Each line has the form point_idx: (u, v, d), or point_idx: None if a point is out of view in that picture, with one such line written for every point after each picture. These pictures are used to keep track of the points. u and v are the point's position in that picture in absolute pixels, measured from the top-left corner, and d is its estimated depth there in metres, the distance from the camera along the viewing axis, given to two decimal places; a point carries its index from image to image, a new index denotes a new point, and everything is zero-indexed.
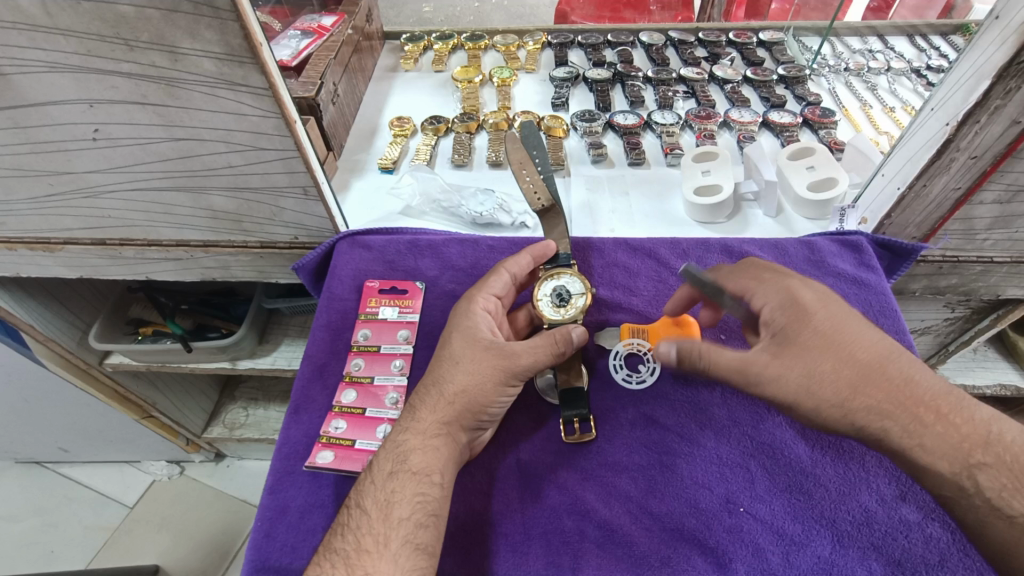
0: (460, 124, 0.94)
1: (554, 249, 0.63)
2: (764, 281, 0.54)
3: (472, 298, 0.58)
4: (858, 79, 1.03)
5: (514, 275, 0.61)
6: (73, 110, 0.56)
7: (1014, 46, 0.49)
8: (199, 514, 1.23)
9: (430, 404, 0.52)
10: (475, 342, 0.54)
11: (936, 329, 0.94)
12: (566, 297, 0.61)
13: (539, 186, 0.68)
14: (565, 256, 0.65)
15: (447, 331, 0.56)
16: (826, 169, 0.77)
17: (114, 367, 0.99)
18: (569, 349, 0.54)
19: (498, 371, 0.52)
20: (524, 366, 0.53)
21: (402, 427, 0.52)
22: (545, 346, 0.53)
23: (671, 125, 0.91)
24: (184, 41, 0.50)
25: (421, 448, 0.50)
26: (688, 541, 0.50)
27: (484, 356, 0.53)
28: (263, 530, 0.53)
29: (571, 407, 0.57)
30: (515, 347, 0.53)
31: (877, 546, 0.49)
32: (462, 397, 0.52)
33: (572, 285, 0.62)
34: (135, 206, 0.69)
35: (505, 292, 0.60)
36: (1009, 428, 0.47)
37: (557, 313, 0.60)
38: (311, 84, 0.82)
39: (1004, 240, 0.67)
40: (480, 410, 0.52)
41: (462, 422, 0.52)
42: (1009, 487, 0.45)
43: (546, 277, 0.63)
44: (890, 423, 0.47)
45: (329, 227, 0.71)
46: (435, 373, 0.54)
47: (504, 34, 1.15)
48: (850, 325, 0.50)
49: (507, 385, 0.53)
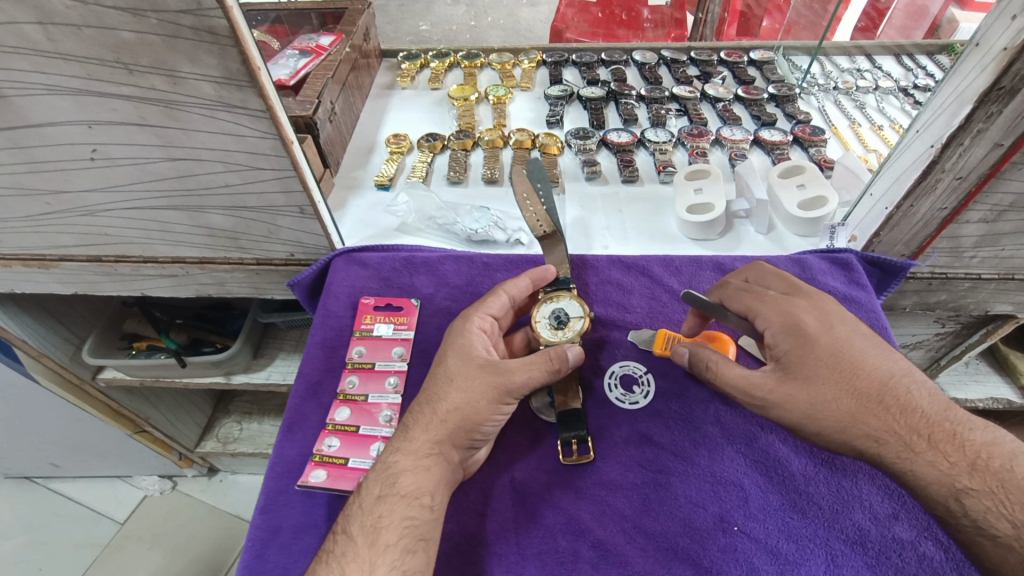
0: (456, 142, 0.95)
1: (553, 273, 0.64)
2: (767, 304, 0.56)
3: (468, 317, 0.58)
4: (847, 97, 1.04)
5: (513, 297, 0.61)
6: (71, 131, 0.56)
7: (994, 72, 0.50)
8: (191, 530, 1.22)
9: (422, 423, 0.52)
10: (470, 360, 0.55)
11: (927, 344, 0.95)
12: (564, 320, 0.61)
13: (541, 214, 0.69)
14: (563, 279, 0.66)
15: (443, 349, 0.57)
16: (816, 187, 0.78)
17: (107, 382, 0.99)
18: (563, 366, 0.53)
19: (492, 389, 0.53)
20: (518, 384, 0.53)
21: (393, 447, 0.52)
22: (541, 363, 0.53)
23: (664, 143, 0.92)
24: (184, 65, 0.50)
25: (412, 469, 0.50)
26: (683, 560, 0.50)
27: (479, 373, 0.53)
28: (255, 550, 0.53)
29: (569, 428, 0.58)
30: (509, 365, 0.53)
31: (870, 565, 0.49)
32: (454, 415, 0.52)
33: (570, 307, 0.62)
34: (131, 224, 0.69)
35: (502, 313, 0.60)
36: (1001, 453, 0.46)
37: (554, 335, 0.60)
38: (308, 103, 0.83)
39: (991, 257, 0.68)
40: (473, 429, 0.52)
41: (454, 440, 0.52)
42: (994, 511, 0.44)
43: (543, 301, 0.63)
44: (885, 449, 0.48)
45: (325, 244, 0.72)
46: (430, 391, 0.54)
47: (500, 53, 1.17)
48: (850, 352, 0.51)
49: (501, 403, 0.53)
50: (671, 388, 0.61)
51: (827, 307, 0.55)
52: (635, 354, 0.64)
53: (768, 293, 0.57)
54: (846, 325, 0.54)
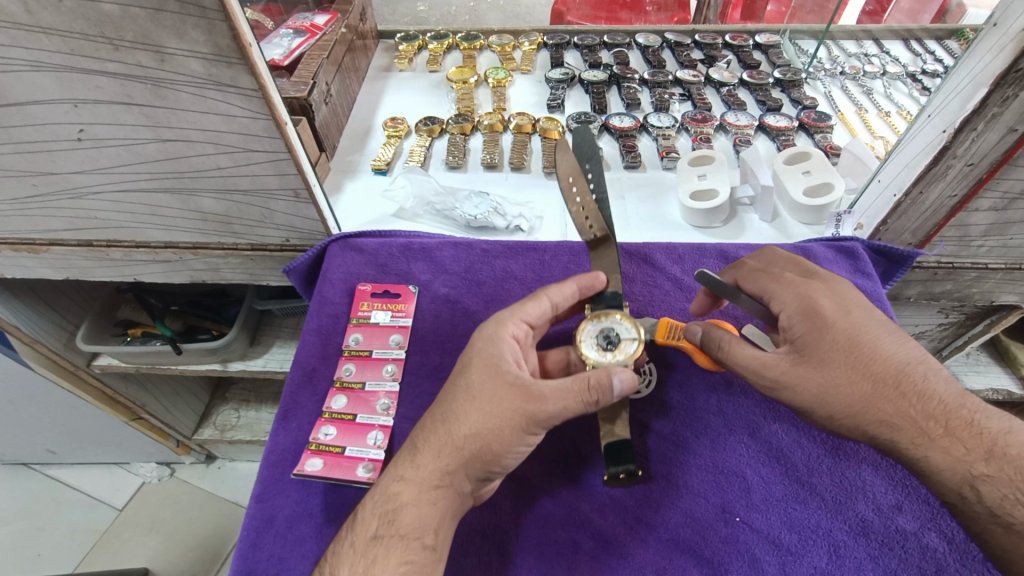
0: (455, 126, 0.93)
1: (603, 283, 0.58)
2: (783, 286, 0.54)
3: (503, 322, 0.54)
4: (854, 82, 1.02)
5: (554, 305, 0.56)
6: (56, 110, 0.55)
7: (1012, 53, 0.48)
8: (189, 516, 1.22)
9: (434, 448, 0.49)
10: (497, 375, 0.50)
11: (929, 335, 0.94)
12: (614, 340, 0.55)
13: (590, 209, 0.62)
14: (613, 292, 0.59)
15: (468, 355, 0.53)
16: (822, 174, 0.76)
17: (101, 369, 0.98)
18: (602, 400, 0.48)
19: (518, 415, 0.48)
20: (548, 414, 0.48)
21: (394, 474, 0.49)
22: (577, 393, 0.48)
23: (667, 128, 0.90)
24: (170, 41, 0.49)
25: (415, 503, 0.47)
26: (685, 552, 0.50)
27: (507, 395, 0.49)
28: (249, 540, 0.52)
29: (616, 462, 0.51)
30: (543, 390, 0.49)
31: (873, 557, 0.49)
32: (472, 442, 0.48)
33: (622, 328, 0.56)
34: (122, 207, 0.67)
35: (539, 322, 0.56)
36: (1018, 441, 0.45)
37: (602, 356, 0.54)
38: (303, 84, 0.81)
39: (998, 247, 0.67)
40: (491, 460, 0.48)
41: (468, 471, 0.48)
42: (1010, 498, 0.43)
43: (591, 317, 0.56)
44: (899, 435, 0.47)
45: (321, 230, 0.70)
46: (446, 409, 0.50)
47: (500, 35, 1.14)
48: (868, 336, 0.50)
49: (527, 433, 0.48)
50: (673, 378, 0.60)
51: (845, 290, 0.53)
52: None
53: (784, 275, 0.55)
54: (864, 308, 0.52)
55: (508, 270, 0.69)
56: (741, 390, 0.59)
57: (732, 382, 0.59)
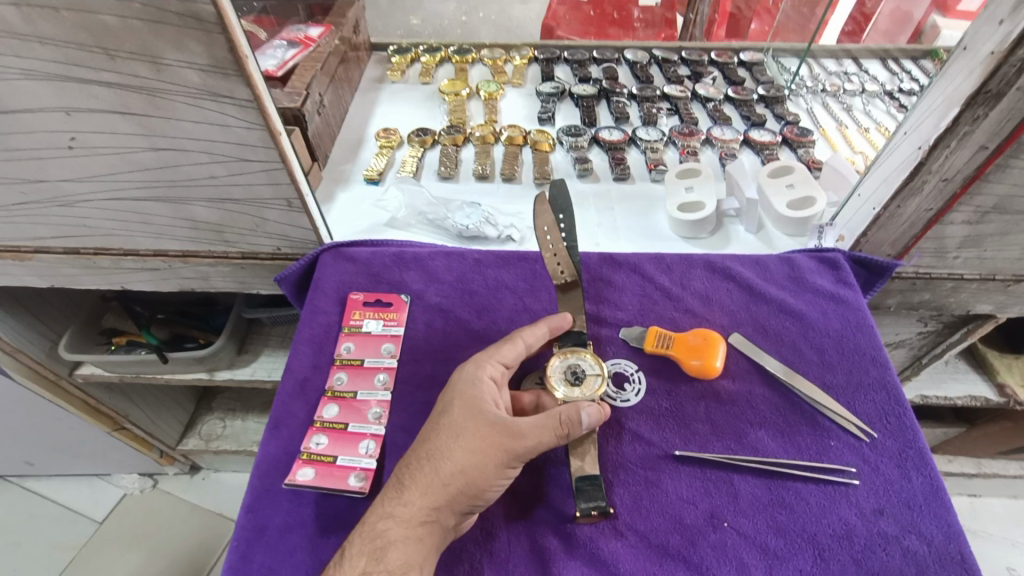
0: (446, 137, 0.94)
1: (570, 322, 0.61)
2: None
3: (481, 364, 0.55)
4: (834, 100, 1.06)
5: (529, 345, 0.58)
6: (49, 118, 0.55)
7: (981, 76, 0.51)
8: (171, 530, 1.19)
9: (421, 485, 0.49)
10: (478, 414, 0.52)
11: (909, 344, 0.94)
12: (581, 376, 0.58)
13: (562, 254, 0.65)
14: (580, 333, 0.63)
15: (449, 396, 0.54)
16: (805, 188, 0.79)
17: (84, 378, 0.96)
18: (574, 433, 0.51)
19: (499, 452, 0.50)
20: (527, 449, 0.50)
21: (382, 511, 0.49)
22: (552, 427, 0.51)
23: (655, 142, 0.92)
24: (168, 52, 0.49)
25: (401, 540, 0.47)
26: (674, 557, 0.50)
27: (488, 433, 0.50)
28: (239, 551, 0.51)
29: (587, 498, 0.52)
30: (521, 427, 0.50)
31: (856, 559, 0.50)
32: (458, 479, 0.49)
33: (588, 365, 0.59)
34: (110, 215, 0.67)
35: (515, 362, 0.57)
36: None
37: (570, 391, 0.57)
38: (297, 94, 0.82)
39: (973, 258, 0.70)
40: (476, 495, 0.49)
41: (453, 506, 0.49)
42: None
43: (558, 356, 0.60)
44: None
45: (313, 238, 0.71)
46: (431, 446, 0.51)
47: (491, 48, 1.17)
48: None
49: (508, 468, 0.50)
50: (660, 386, 0.61)
51: None
52: (625, 351, 0.64)
53: None
54: None
55: (500, 280, 0.70)
56: (729, 397, 0.60)
57: (719, 391, 0.61)
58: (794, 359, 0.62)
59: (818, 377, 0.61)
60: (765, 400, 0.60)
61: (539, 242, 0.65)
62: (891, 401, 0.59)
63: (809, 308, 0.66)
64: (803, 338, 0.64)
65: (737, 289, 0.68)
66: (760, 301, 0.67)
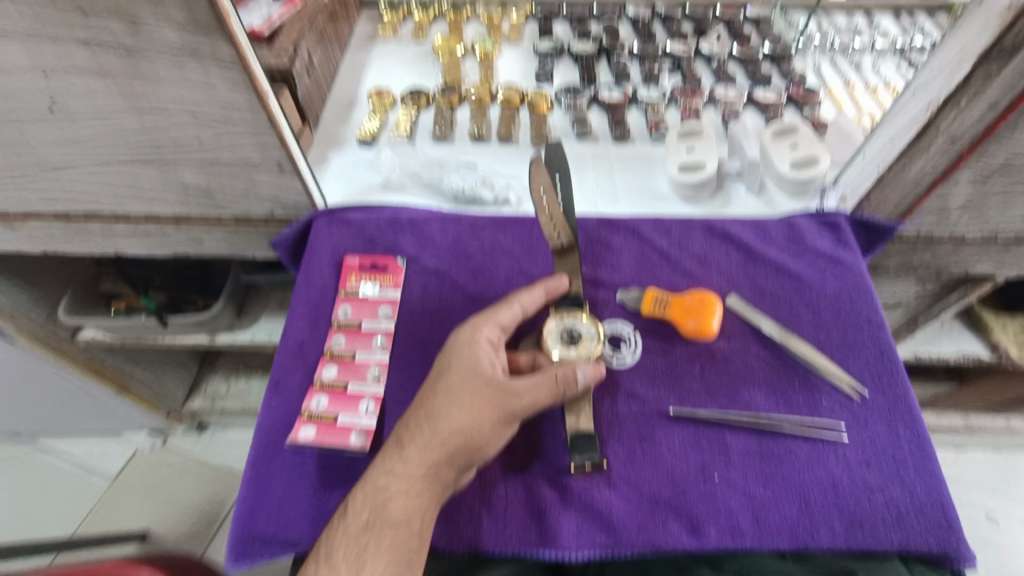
0: (441, 98, 0.91)
1: (567, 285, 0.61)
2: None
3: (478, 326, 0.55)
4: (842, 57, 1.02)
5: (525, 308, 0.58)
6: (27, 80, 0.53)
7: (998, 32, 0.50)
8: (182, 483, 1.22)
9: (420, 442, 0.50)
10: (476, 375, 0.52)
11: (907, 306, 0.95)
12: (577, 336, 0.59)
13: (556, 216, 0.64)
14: (576, 294, 0.62)
15: (447, 358, 0.54)
16: (808, 147, 0.77)
17: (86, 341, 0.98)
18: (570, 392, 0.51)
19: (497, 411, 0.50)
20: (524, 408, 0.51)
21: (382, 468, 0.50)
22: (548, 386, 0.51)
23: (656, 101, 0.90)
24: (144, 10, 0.47)
25: (401, 496, 0.48)
26: (665, 509, 0.52)
27: (485, 393, 0.51)
28: (246, 505, 0.53)
29: (582, 452, 0.53)
30: (518, 387, 0.51)
31: (841, 509, 0.51)
32: (456, 437, 0.50)
33: (584, 325, 0.60)
34: (98, 180, 0.66)
35: (511, 324, 0.57)
36: None
37: (567, 352, 0.58)
38: (283, 53, 0.79)
39: (975, 219, 0.69)
40: (474, 453, 0.50)
41: (452, 464, 0.50)
42: None
43: (553, 317, 0.60)
44: None
45: (306, 202, 0.70)
46: (429, 406, 0.52)
47: (486, 3, 1.12)
48: None
49: (505, 427, 0.51)
50: (656, 348, 0.62)
51: None
52: (622, 314, 0.64)
53: None
54: None
55: (496, 243, 0.69)
56: (724, 357, 0.61)
57: (714, 352, 0.61)
58: (790, 320, 0.63)
59: (813, 338, 0.61)
60: (759, 359, 0.60)
61: (535, 204, 0.64)
62: (884, 360, 0.59)
63: (807, 269, 0.65)
64: (800, 299, 0.64)
65: (735, 251, 0.67)
66: (758, 262, 0.66)
